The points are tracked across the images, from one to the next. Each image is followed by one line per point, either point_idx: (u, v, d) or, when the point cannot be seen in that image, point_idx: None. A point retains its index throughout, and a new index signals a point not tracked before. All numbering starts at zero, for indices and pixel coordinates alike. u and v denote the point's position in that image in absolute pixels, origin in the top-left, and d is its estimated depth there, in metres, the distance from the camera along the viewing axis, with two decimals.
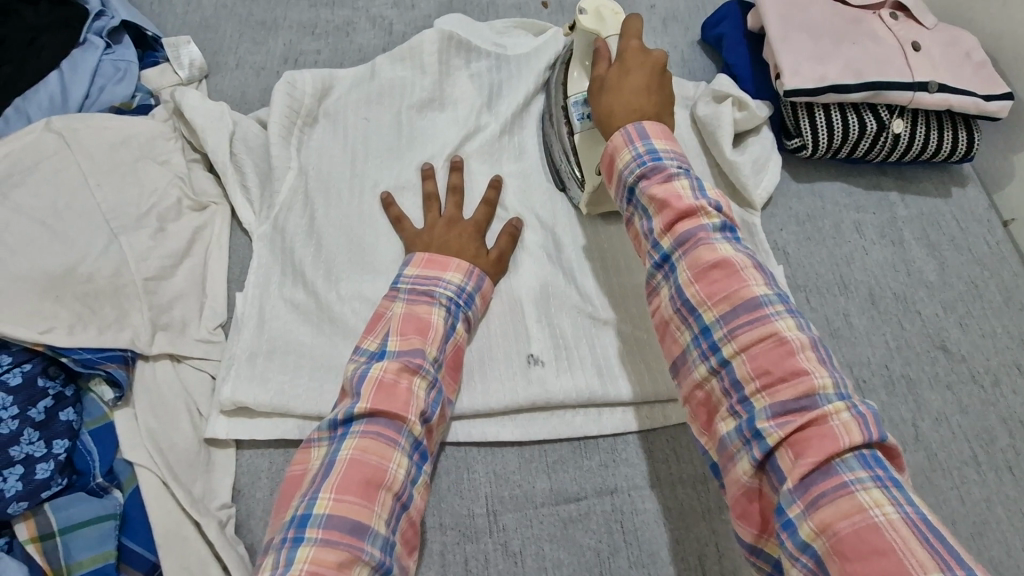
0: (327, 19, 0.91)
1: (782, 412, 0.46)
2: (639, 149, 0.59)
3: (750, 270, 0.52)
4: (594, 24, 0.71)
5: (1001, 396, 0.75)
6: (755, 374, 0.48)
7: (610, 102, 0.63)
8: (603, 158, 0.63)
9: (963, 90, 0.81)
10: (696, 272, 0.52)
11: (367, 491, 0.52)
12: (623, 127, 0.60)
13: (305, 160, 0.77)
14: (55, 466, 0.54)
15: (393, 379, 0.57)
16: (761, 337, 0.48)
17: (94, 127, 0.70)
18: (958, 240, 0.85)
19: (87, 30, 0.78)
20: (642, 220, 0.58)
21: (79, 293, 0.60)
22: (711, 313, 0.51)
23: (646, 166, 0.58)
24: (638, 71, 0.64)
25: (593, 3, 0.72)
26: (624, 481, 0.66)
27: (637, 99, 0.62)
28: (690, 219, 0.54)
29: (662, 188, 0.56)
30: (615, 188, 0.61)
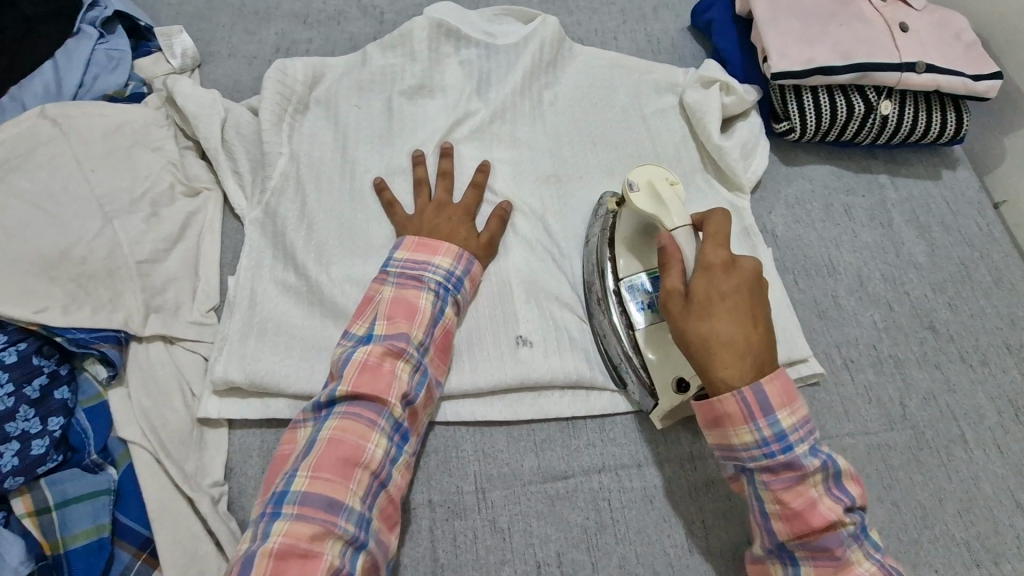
0: (318, 9, 0.92)
1: (823, 568, 0.51)
2: (763, 431, 0.50)
3: (774, 437, 0.51)
4: (650, 205, 0.62)
5: (990, 375, 0.76)
6: (799, 536, 0.51)
7: (706, 330, 0.51)
8: (694, 352, 0.52)
9: (950, 71, 0.81)
10: (794, 530, 0.51)
11: (343, 469, 0.53)
12: (743, 392, 0.50)
13: (297, 147, 0.78)
14: (49, 442, 0.55)
15: (375, 362, 0.58)
16: (824, 544, 0.50)
17: (88, 114, 0.71)
18: (948, 222, 0.86)
19: (81, 20, 0.80)
20: (749, 452, 0.52)
21: (73, 275, 0.62)
22: (806, 565, 0.51)
23: (771, 451, 0.51)
24: (729, 297, 0.52)
25: (644, 177, 0.64)
26: (612, 460, 0.67)
27: (729, 328, 0.51)
28: (796, 474, 0.51)
29: (790, 492, 0.51)
30: (703, 418, 0.54)
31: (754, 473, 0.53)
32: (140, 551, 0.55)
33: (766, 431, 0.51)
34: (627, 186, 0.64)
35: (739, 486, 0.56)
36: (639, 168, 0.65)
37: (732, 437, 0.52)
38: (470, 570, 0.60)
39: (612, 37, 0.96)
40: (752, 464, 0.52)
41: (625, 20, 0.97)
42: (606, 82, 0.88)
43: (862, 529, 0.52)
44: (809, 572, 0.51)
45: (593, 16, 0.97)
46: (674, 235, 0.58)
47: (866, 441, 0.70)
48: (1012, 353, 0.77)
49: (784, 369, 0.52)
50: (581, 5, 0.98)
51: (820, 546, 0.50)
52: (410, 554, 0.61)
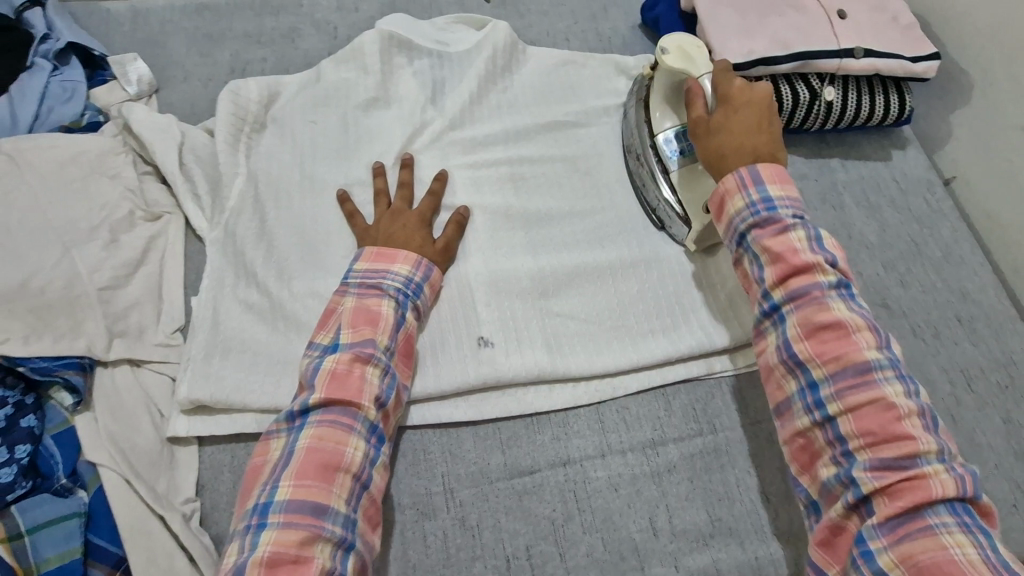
0: (271, 28, 0.93)
1: (803, 310, 0.56)
2: (752, 196, 0.60)
3: (764, 205, 0.60)
4: (680, 62, 0.73)
5: (942, 347, 0.78)
6: (782, 281, 0.58)
7: (719, 141, 0.64)
8: (713, 195, 0.64)
9: (888, 54, 0.83)
10: (806, 326, 0.56)
11: (324, 475, 0.54)
12: (737, 170, 0.62)
13: (255, 165, 0.79)
14: (17, 470, 0.56)
15: (345, 369, 0.59)
16: (836, 352, 0.54)
17: (42, 147, 0.72)
18: (898, 201, 0.88)
19: (34, 54, 0.81)
20: (742, 219, 0.61)
21: (33, 306, 0.63)
22: (828, 389, 0.54)
23: (759, 215, 0.60)
24: (744, 106, 0.66)
25: (673, 41, 0.74)
26: (576, 452, 0.68)
27: (741, 159, 0.63)
28: (806, 277, 0.57)
29: (774, 241, 0.58)
30: (723, 229, 0.64)
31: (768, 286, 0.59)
32: (113, 570, 0.57)
33: (755, 197, 0.60)
34: (659, 51, 0.74)
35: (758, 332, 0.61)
36: (670, 35, 0.75)
37: (730, 210, 0.62)
38: (442, 569, 0.62)
39: (563, 38, 0.97)
40: (771, 282, 0.58)
41: (576, 21, 0.99)
42: (559, 82, 0.90)
43: (853, 295, 0.57)
44: (828, 387, 0.54)
45: (545, 18, 0.99)
46: (699, 80, 0.71)
47: None
48: (964, 326, 0.80)
49: (782, 165, 0.62)
50: (532, 8, 0.99)
51: (800, 290, 0.56)
52: (383, 558, 0.62)
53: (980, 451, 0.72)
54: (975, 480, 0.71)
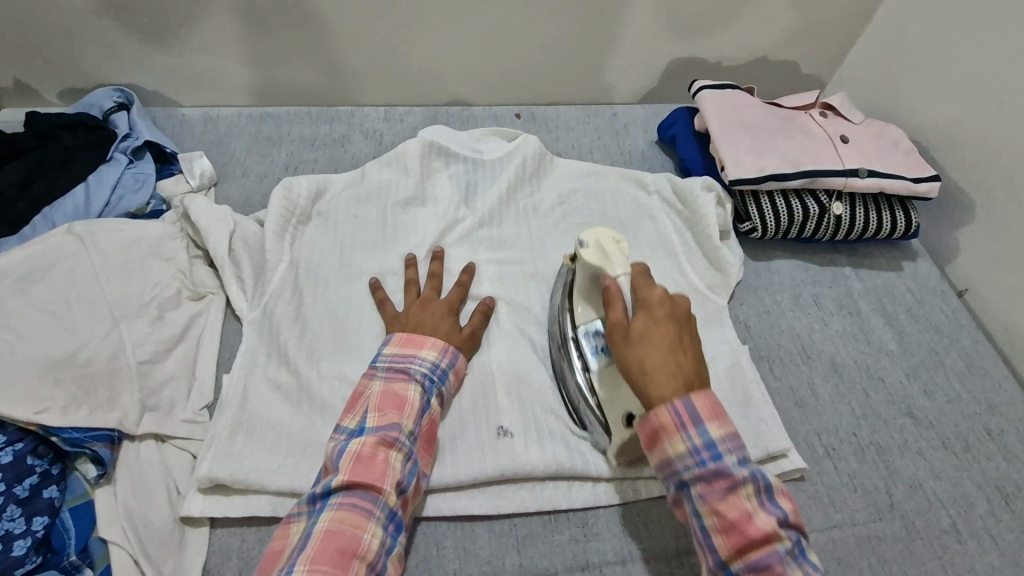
0: (325, 133, 1.04)
1: None
2: (694, 440, 0.55)
3: (708, 453, 0.55)
4: (598, 259, 0.70)
5: (974, 461, 0.76)
6: (736, 552, 0.53)
7: (643, 353, 0.58)
8: (642, 418, 0.58)
9: (891, 174, 0.90)
10: (734, 545, 0.53)
11: (340, 561, 0.53)
12: (673, 404, 0.55)
13: (298, 254, 0.85)
14: (31, 543, 0.56)
15: (369, 453, 0.59)
16: None
17: (109, 230, 0.78)
18: (914, 310, 0.90)
19: (115, 149, 0.90)
20: (683, 463, 0.56)
21: (76, 377, 0.65)
22: None
23: (704, 466, 0.55)
24: (662, 322, 0.60)
25: (593, 236, 0.71)
26: (596, 555, 0.66)
27: (664, 386, 0.57)
28: (759, 548, 0.52)
29: (726, 505, 0.54)
30: (657, 460, 0.57)
31: (692, 488, 0.55)
32: None
33: (697, 440, 0.55)
34: (578, 245, 0.71)
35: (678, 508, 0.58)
36: (588, 228, 0.72)
37: (668, 450, 0.56)
38: None
39: (587, 151, 1.07)
40: (724, 552, 0.53)
41: (599, 137, 1.09)
42: (585, 188, 0.96)
43: (805, 556, 0.53)
44: None
45: (570, 134, 1.09)
46: (619, 279, 0.67)
47: (857, 534, 0.69)
48: (995, 440, 0.78)
49: (712, 388, 0.57)
50: (559, 125, 1.10)
51: (759, 563, 0.52)
52: None
53: None
54: None
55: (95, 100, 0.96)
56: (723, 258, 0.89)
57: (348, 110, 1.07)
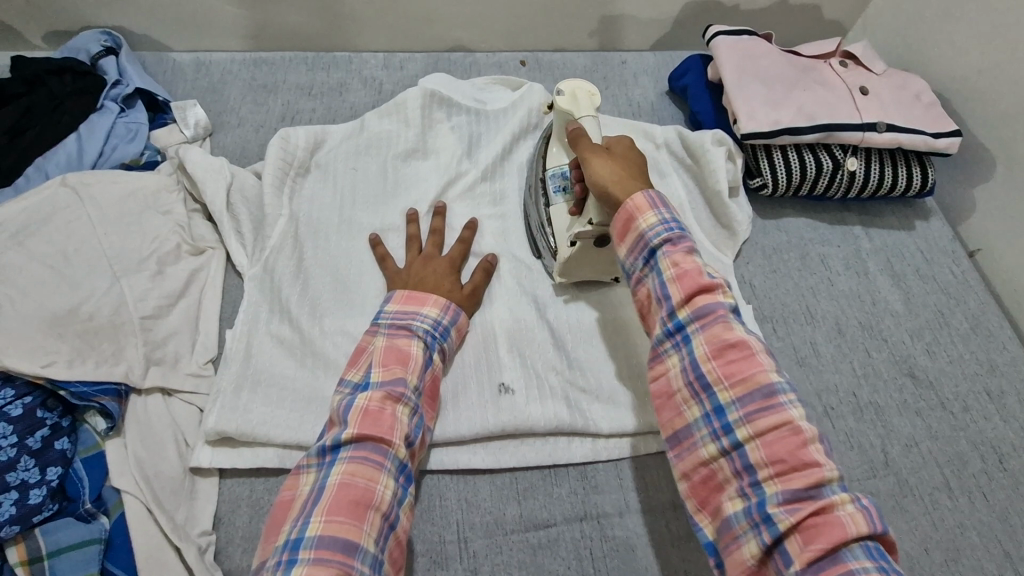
0: (322, 81, 1.00)
1: (711, 331, 0.55)
2: (665, 214, 0.59)
3: (674, 222, 0.59)
4: (570, 106, 0.74)
5: (972, 421, 0.77)
6: (688, 298, 0.56)
7: (609, 174, 0.64)
8: (618, 211, 0.61)
9: (911, 129, 0.86)
10: (769, 452, 0.50)
11: (356, 512, 0.55)
12: (646, 191, 0.60)
13: (297, 208, 0.83)
14: (46, 492, 0.57)
15: (377, 407, 0.60)
16: (746, 372, 0.52)
17: (104, 182, 0.77)
18: (923, 270, 0.89)
19: (105, 97, 0.87)
20: (654, 233, 0.58)
21: (80, 330, 0.65)
22: (699, 338, 0.55)
23: (672, 231, 0.58)
24: (626, 160, 0.66)
25: (570, 87, 0.75)
26: (595, 508, 0.68)
27: (633, 187, 0.63)
28: (708, 295, 0.56)
29: (684, 257, 0.57)
30: (627, 246, 0.60)
31: (722, 398, 0.53)
32: None
33: (667, 215, 0.59)
34: (555, 93, 0.76)
35: (688, 437, 0.55)
36: (566, 80, 0.76)
37: (640, 225, 0.59)
38: None
39: None
40: (677, 300, 0.56)
41: (607, 86, 1.04)
42: None
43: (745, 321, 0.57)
44: (735, 410, 0.52)
45: (577, 83, 1.04)
46: (584, 120, 0.72)
47: (850, 489, 0.70)
48: (994, 401, 0.78)
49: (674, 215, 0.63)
50: (565, 73, 1.05)
51: (711, 314, 0.55)
52: None
53: (1014, 533, 0.69)
54: (1010, 564, 0.68)
55: (83, 44, 0.91)
56: (730, 215, 0.87)
57: (346, 55, 1.03)
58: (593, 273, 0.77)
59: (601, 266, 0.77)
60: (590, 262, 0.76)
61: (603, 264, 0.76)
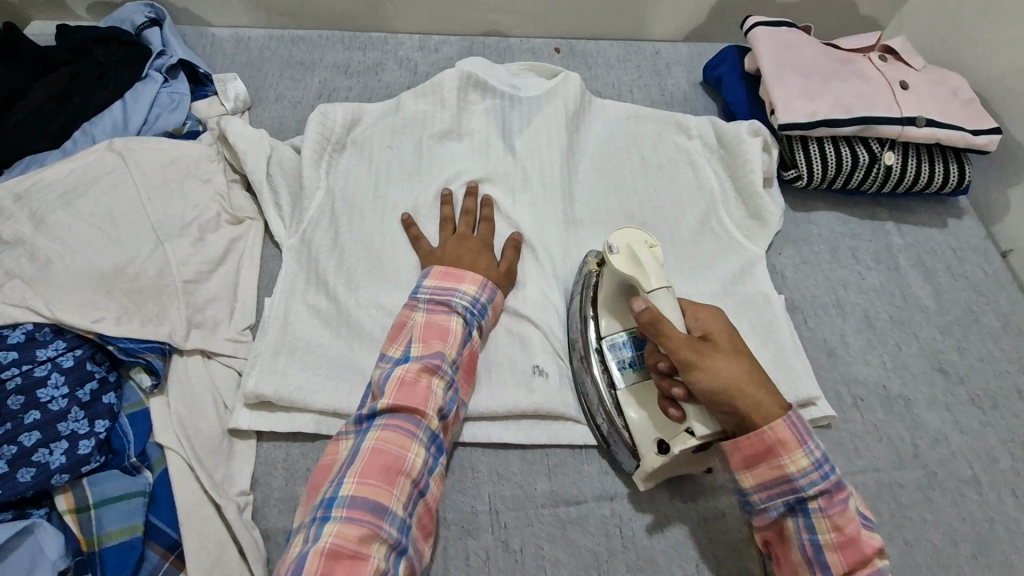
0: (358, 61, 1.01)
1: (818, 470, 0.55)
2: (816, 453, 0.54)
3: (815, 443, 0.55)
4: (629, 265, 0.63)
5: (1001, 418, 0.77)
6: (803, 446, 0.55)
7: (726, 378, 0.54)
8: (752, 436, 0.55)
9: (950, 125, 0.86)
10: (847, 562, 0.53)
11: (387, 476, 0.56)
12: (790, 417, 0.55)
13: (334, 182, 0.84)
14: (95, 444, 0.58)
15: (413, 378, 0.61)
16: (842, 505, 0.54)
17: (148, 149, 0.78)
18: (954, 268, 0.88)
19: (150, 67, 0.88)
20: (804, 477, 0.54)
21: (127, 290, 0.67)
22: (803, 472, 0.55)
23: (821, 467, 0.54)
24: (735, 356, 0.57)
25: (623, 239, 0.65)
26: (624, 487, 0.68)
27: (765, 402, 0.55)
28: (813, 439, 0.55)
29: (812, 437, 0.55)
30: (763, 478, 0.55)
31: (808, 503, 0.55)
32: (167, 553, 0.58)
33: (817, 453, 0.54)
34: (606, 249, 0.65)
35: (775, 529, 0.58)
36: (618, 230, 0.66)
37: (788, 465, 0.54)
38: None
39: (628, 90, 1.03)
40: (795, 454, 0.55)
41: (641, 75, 1.05)
42: (625, 129, 0.94)
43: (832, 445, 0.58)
44: (832, 540, 0.54)
45: (611, 71, 1.05)
46: (654, 296, 0.60)
47: (878, 479, 0.71)
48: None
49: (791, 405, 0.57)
50: (599, 61, 1.06)
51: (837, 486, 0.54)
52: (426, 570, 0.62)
53: None
54: None
55: (127, 15, 0.93)
56: (764, 206, 0.87)
57: (382, 37, 1.04)
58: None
59: (689, 462, 0.65)
60: (679, 464, 0.64)
61: (697, 458, 0.64)
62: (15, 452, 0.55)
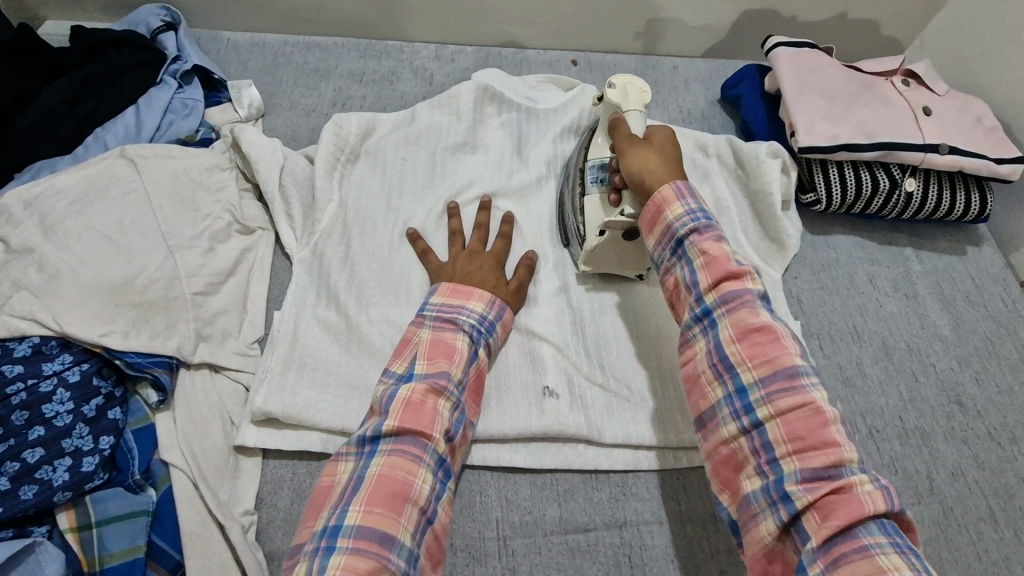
0: (373, 69, 1.00)
1: (735, 314, 0.57)
2: (691, 205, 0.63)
3: (700, 212, 0.62)
4: (620, 100, 0.70)
5: (1020, 454, 0.75)
6: (715, 284, 0.59)
7: (638, 168, 0.66)
8: (647, 203, 0.65)
9: (973, 153, 0.85)
10: (716, 276, 0.59)
11: (394, 504, 0.54)
12: (674, 182, 0.64)
13: (346, 193, 0.83)
14: (99, 461, 0.57)
15: (419, 399, 0.60)
16: (768, 354, 0.55)
17: (161, 157, 0.77)
18: (973, 297, 0.87)
19: (165, 72, 0.87)
20: (680, 222, 0.62)
21: (135, 301, 0.66)
22: (724, 322, 0.57)
23: (698, 221, 0.62)
24: (663, 156, 0.67)
25: (623, 80, 0.71)
26: (635, 515, 0.67)
27: (669, 177, 0.65)
28: (735, 280, 0.59)
29: (713, 247, 0.60)
30: (658, 235, 0.64)
31: (713, 314, 0.59)
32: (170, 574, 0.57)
33: (693, 206, 0.63)
34: (606, 85, 0.72)
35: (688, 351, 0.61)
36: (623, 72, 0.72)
37: (668, 217, 0.63)
38: None
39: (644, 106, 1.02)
40: (704, 287, 0.59)
41: (658, 91, 1.03)
42: None
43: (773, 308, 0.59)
44: (756, 391, 0.54)
45: None
46: (628, 115, 0.69)
47: None
48: None
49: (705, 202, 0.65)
50: (616, 76, 1.04)
51: (732, 292, 0.58)
52: None
53: None
54: None
55: (142, 17, 0.92)
56: (779, 229, 0.86)
57: (398, 45, 1.03)
58: (618, 265, 0.77)
59: (624, 260, 0.76)
60: (618, 250, 0.75)
61: (629, 256, 0.76)
62: (17, 469, 0.54)
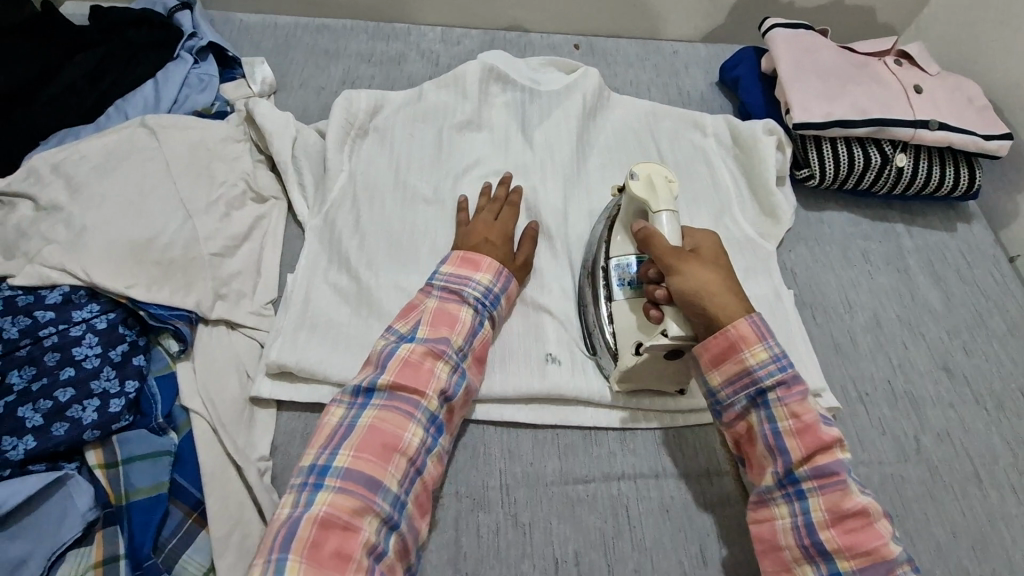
0: (382, 50, 1.03)
1: (828, 493, 0.56)
2: (775, 349, 0.60)
3: (785, 360, 0.60)
4: (646, 191, 0.70)
5: (1005, 418, 0.78)
6: (807, 456, 0.58)
7: (693, 284, 0.61)
8: (716, 334, 0.60)
9: (962, 129, 0.87)
10: (806, 448, 0.58)
11: (383, 454, 0.58)
12: (750, 317, 0.60)
13: (357, 166, 0.86)
14: (125, 403, 0.60)
15: (417, 360, 0.63)
16: (865, 542, 0.54)
17: (180, 127, 0.80)
18: (963, 272, 0.90)
19: (181, 48, 0.91)
20: (765, 370, 0.59)
21: (157, 259, 0.69)
22: (816, 497, 0.57)
23: (784, 371, 0.59)
24: (712, 269, 0.63)
25: (645, 170, 0.72)
26: (632, 469, 0.70)
27: (731, 303, 0.61)
28: (826, 453, 0.57)
29: (803, 408, 0.59)
30: (730, 376, 0.61)
31: (801, 485, 0.58)
32: (191, 510, 0.60)
33: (776, 349, 0.60)
34: (629, 176, 0.72)
35: (742, 429, 0.62)
36: (646, 163, 0.73)
37: (748, 358, 0.60)
38: (491, 561, 0.63)
39: (645, 88, 1.05)
40: (794, 458, 0.58)
41: (658, 74, 1.06)
42: (641, 126, 0.96)
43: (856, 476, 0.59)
44: None
45: (629, 69, 1.06)
46: (660, 215, 0.67)
47: (881, 472, 0.72)
48: None
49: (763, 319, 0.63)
50: (617, 59, 1.07)
51: (827, 469, 0.57)
52: (437, 540, 0.64)
53: None
54: None
55: None
56: (773, 203, 0.89)
57: (406, 28, 1.06)
58: (655, 382, 0.71)
59: (663, 377, 0.70)
60: (654, 371, 0.69)
61: (668, 373, 0.69)
62: (50, 407, 0.58)
